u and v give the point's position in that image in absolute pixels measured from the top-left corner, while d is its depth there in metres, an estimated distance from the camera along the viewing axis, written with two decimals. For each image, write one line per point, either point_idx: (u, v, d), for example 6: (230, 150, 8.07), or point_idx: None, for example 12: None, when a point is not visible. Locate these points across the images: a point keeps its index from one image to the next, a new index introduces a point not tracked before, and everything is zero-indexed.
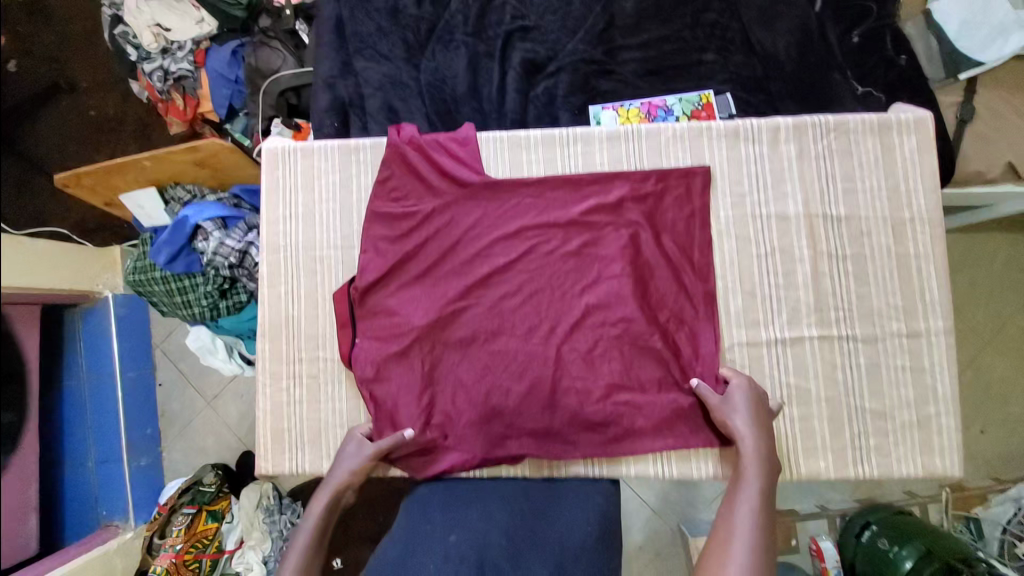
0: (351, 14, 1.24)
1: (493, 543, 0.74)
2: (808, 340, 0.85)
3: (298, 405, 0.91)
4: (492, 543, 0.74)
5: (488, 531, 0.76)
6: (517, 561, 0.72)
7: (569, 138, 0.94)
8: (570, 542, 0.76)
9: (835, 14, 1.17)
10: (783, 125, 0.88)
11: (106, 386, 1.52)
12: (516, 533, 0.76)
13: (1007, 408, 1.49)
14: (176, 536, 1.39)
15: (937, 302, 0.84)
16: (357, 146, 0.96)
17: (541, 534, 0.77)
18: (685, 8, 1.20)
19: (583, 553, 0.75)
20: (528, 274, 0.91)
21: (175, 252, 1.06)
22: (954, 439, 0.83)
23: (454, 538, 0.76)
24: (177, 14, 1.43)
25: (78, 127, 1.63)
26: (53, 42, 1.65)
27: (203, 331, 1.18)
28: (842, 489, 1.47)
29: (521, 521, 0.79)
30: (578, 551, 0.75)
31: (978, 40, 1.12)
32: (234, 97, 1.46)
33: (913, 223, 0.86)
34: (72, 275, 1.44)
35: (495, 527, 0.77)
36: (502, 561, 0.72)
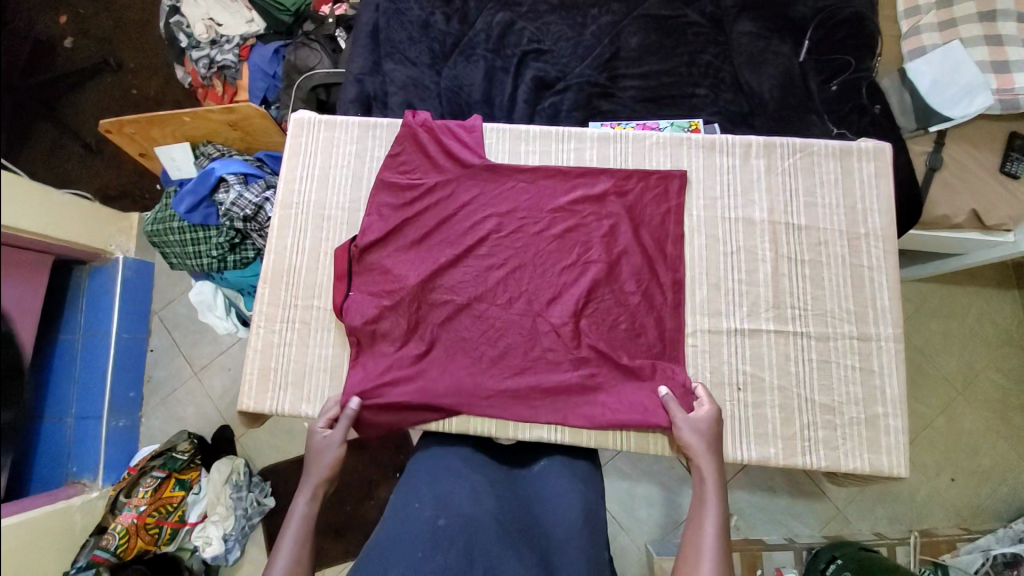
0: (386, 22, 1.37)
1: (483, 526, 0.72)
2: (766, 332, 0.98)
3: (288, 345, 1.00)
4: (483, 524, 0.72)
5: (478, 513, 0.74)
6: (508, 542, 0.71)
7: (564, 136, 1.06)
8: (559, 535, 0.76)
9: (817, 65, 1.29)
10: (754, 144, 1.04)
11: (100, 342, 1.50)
12: (507, 519, 0.75)
13: (976, 459, 1.48)
14: (142, 497, 1.35)
15: (886, 312, 0.98)
16: (375, 123, 1.09)
17: (531, 529, 0.76)
18: (682, 49, 1.32)
19: (570, 542, 0.74)
20: (515, 251, 1.00)
21: (197, 202, 1.26)
22: (899, 441, 0.94)
23: (443, 521, 0.72)
24: (230, 13, 1.58)
25: (119, 102, 1.72)
26: (108, 26, 1.76)
27: (207, 287, 1.36)
28: (811, 522, 1.43)
29: (510, 511, 0.77)
30: (567, 541, 0.75)
31: (946, 98, 1.21)
32: (269, 91, 1.57)
33: (867, 238, 1.01)
34: (87, 225, 1.45)
35: (484, 511, 0.75)
36: (493, 541, 0.70)
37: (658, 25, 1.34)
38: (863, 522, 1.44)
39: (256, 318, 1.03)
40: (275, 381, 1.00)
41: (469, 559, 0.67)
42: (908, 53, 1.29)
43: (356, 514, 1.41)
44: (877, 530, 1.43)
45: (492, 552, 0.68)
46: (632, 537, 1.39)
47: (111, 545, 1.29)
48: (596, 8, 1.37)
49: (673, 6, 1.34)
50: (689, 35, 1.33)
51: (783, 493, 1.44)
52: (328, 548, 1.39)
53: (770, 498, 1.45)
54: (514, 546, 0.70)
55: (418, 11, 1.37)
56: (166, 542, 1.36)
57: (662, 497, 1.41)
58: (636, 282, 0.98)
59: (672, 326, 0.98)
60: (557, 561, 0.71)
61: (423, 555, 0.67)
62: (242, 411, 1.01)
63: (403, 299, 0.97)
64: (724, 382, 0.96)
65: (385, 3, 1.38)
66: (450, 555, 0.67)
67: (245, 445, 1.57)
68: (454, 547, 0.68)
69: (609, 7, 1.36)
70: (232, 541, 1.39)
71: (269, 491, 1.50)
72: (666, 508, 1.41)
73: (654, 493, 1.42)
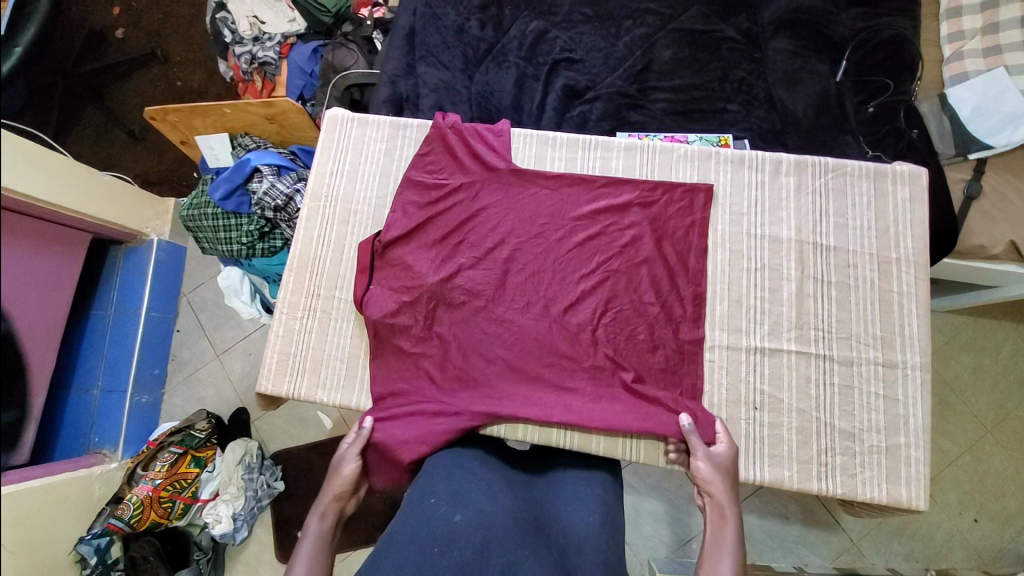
0: (423, 26, 1.39)
1: (499, 525, 0.72)
2: (787, 352, 0.96)
3: (307, 333, 1.02)
4: (499, 522, 0.72)
5: (494, 511, 0.74)
6: (525, 539, 0.71)
7: (591, 144, 1.07)
8: (576, 534, 0.76)
9: (854, 86, 1.27)
10: (785, 161, 1.03)
11: (129, 321, 1.55)
12: (523, 517, 0.75)
13: (1003, 502, 1.41)
14: (158, 471, 1.38)
15: (914, 339, 0.96)
16: (406, 123, 1.12)
17: (547, 527, 0.76)
18: (716, 63, 1.32)
19: (587, 543, 0.75)
20: (535, 255, 1.01)
21: (232, 190, 1.30)
22: (921, 474, 0.92)
23: (459, 517, 0.73)
24: (273, 10, 1.63)
25: (164, 92, 1.79)
26: (160, 19, 1.84)
27: (234, 272, 1.37)
28: (824, 554, 1.38)
29: (527, 509, 0.78)
30: (582, 543, 0.75)
31: (988, 125, 1.17)
32: (306, 88, 1.61)
33: (899, 263, 0.99)
34: (125, 208, 1.51)
35: (500, 509, 0.75)
36: (510, 539, 0.70)
37: (693, 39, 1.34)
38: (877, 556, 1.38)
39: (279, 304, 1.06)
40: (293, 366, 1.02)
41: (485, 557, 0.67)
42: (949, 79, 1.26)
43: (362, 507, 1.42)
44: (892, 566, 1.38)
45: (510, 549, 0.68)
46: (635, 552, 1.37)
47: (125, 515, 1.31)
48: (631, 20, 1.37)
49: (709, 21, 1.34)
50: (723, 50, 1.32)
51: (795, 521, 1.40)
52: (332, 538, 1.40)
53: (782, 525, 1.40)
54: (530, 545, 0.70)
55: (454, 17, 1.40)
56: (178, 516, 1.39)
57: (669, 513, 1.39)
58: (655, 293, 0.98)
59: (689, 338, 0.97)
60: (573, 561, 0.71)
61: (439, 551, 0.67)
62: (259, 394, 1.03)
63: (421, 297, 0.98)
64: (741, 401, 0.95)
65: (422, 8, 1.41)
66: (466, 551, 0.67)
67: (259, 431, 1.61)
68: (470, 545, 0.68)
69: (644, 19, 1.36)
70: (240, 522, 1.42)
71: (279, 476, 1.53)
72: (673, 526, 1.38)
73: (662, 511, 1.40)
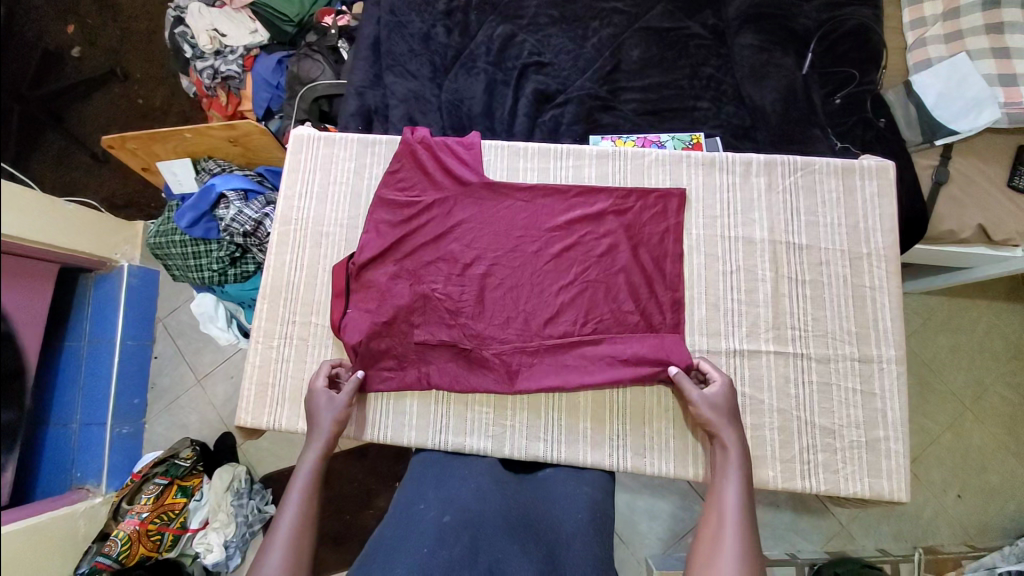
0: (387, 35, 1.36)
1: (488, 523, 0.74)
2: (765, 353, 0.97)
3: (285, 362, 1.01)
4: (488, 521, 0.75)
5: (483, 512, 0.77)
6: (514, 537, 0.73)
7: (562, 153, 1.07)
8: (564, 531, 0.78)
9: (821, 79, 1.28)
10: (755, 161, 1.04)
11: (104, 350, 1.52)
12: (512, 515, 0.78)
13: (983, 476, 1.45)
14: (144, 504, 1.35)
15: (889, 333, 0.98)
16: (374, 140, 1.10)
17: (535, 523, 0.78)
18: (684, 61, 1.31)
19: (575, 539, 0.76)
20: (511, 270, 1.01)
21: (198, 217, 1.27)
22: (901, 465, 0.94)
23: (449, 518, 0.75)
24: (234, 22, 1.57)
25: (126, 112, 1.74)
26: (116, 36, 1.78)
27: (208, 299, 1.36)
28: (816, 539, 1.41)
29: (515, 508, 0.81)
30: (570, 539, 0.76)
31: (953, 111, 1.18)
32: (273, 101, 1.57)
33: (870, 258, 1.01)
34: (91, 235, 1.46)
35: (488, 510, 0.78)
36: (498, 537, 0.72)
37: (660, 37, 1.33)
38: (866, 537, 1.42)
39: (254, 334, 1.04)
40: (272, 397, 1.01)
41: (474, 555, 0.68)
42: (913, 67, 1.27)
43: (355, 526, 1.41)
44: (881, 547, 1.41)
45: (499, 548, 0.70)
46: (631, 551, 1.38)
47: (113, 552, 1.28)
48: (598, 20, 1.35)
49: (675, 18, 1.33)
50: (691, 48, 1.32)
51: (787, 509, 1.43)
52: (326, 559, 1.38)
53: (773, 513, 1.43)
54: (519, 541, 0.72)
55: (419, 24, 1.37)
56: (168, 547, 1.37)
57: (662, 510, 1.40)
58: (634, 302, 0.98)
59: (672, 344, 0.97)
60: (562, 558, 0.72)
61: (430, 551, 0.68)
62: (239, 426, 1.02)
63: (400, 319, 0.98)
64: None
65: (386, 16, 1.38)
66: (456, 547, 0.69)
67: (246, 453, 1.57)
68: (460, 541, 0.70)
69: (611, 19, 1.35)
70: (233, 549, 1.39)
71: (270, 499, 1.51)
72: (667, 521, 1.40)
73: (655, 507, 1.41)
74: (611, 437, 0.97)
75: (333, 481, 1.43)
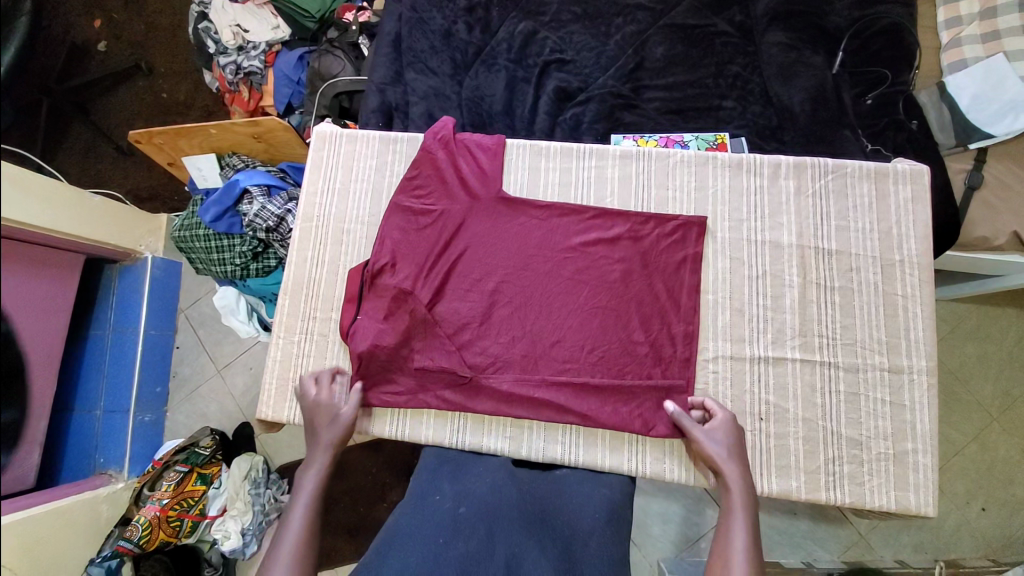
0: (409, 32, 1.36)
1: (504, 515, 0.76)
2: (790, 361, 0.96)
3: (306, 357, 1.02)
4: (503, 512, 0.76)
5: (499, 504, 0.78)
6: (529, 531, 0.74)
7: (584, 152, 1.06)
8: (581, 528, 0.79)
9: (851, 78, 1.24)
10: (784, 163, 1.02)
11: (128, 340, 1.53)
12: (527, 509, 0.79)
13: (1010, 489, 1.41)
14: (164, 491, 1.38)
15: (920, 342, 0.95)
16: (396, 138, 1.10)
17: (550, 517, 0.79)
18: (710, 59, 1.28)
19: (592, 538, 0.77)
20: (522, 289, 1.01)
21: (222, 212, 1.28)
22: (928, 479, 0.92)
23: (464, 510, 0.77)
24: (257, 19, 1.58)
25: (150, 106, 1.76)
26: (141, 30, 1.80)
27: (230, 293, 1.41)
28: (832, 548, 1.39)
29: (530, 503, 0.81)
30: (586, 537, 0.77)
31: (990, 113, 1.14)
32: (294, 97, 1.59)
33: (903, 265, 0.98)
34: (117, 227, 1.48)
35: (505, 501, 0.79)
36: (513, 529, 0.73)
37: (684, 35, 1.30)
38: (885, 548, 1.39)
39: (275, 328, 1.05)
40: (292, 392, 1.03)
41: (490, 547, 0.70)
42: (948, 67, 1.23)
43: (369, 519, 1.42)
44: (900, 558, 1.38)
45: (515, 541, 0.71)
46: (644, 553, 1.37)
47: (134, 536, 1.31)
48: (621, 17, 1.33)
49: (701, 15, 1.31)
50: (716, 46, 1.29)
51: (803, 516, 1.40)
52: (341, 550, 1.40)
53: (789, 520, 1.41)
54: (535, 537, 0.73)
55: (441, 21, 1.36)
56: (186, 534, 1.38)
57: (675, 513, 1.39)
58: (645, 331, 0.97)
59: (685, 356, 0.97)
60: (578, 554, 0.74)
61: (445, 542, 0.71)
62: (260, 420, 1.04)
63: (409, 333, 0.97)
64: (746, 412, 0.95)
65: (408, 12, 1.37)
66: (471, 542, 0.71)
67: (264, 444, 1.59)
68: (475, 535, 0.72)
69: (635, 16, 1.33)
70: (249, 537, 1.41)
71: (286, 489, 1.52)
72: (681, 525, 1.38)
73: (668, 509, 1.39)
74: (629, 447, 0.96)
75: (348, 474, 1.45)
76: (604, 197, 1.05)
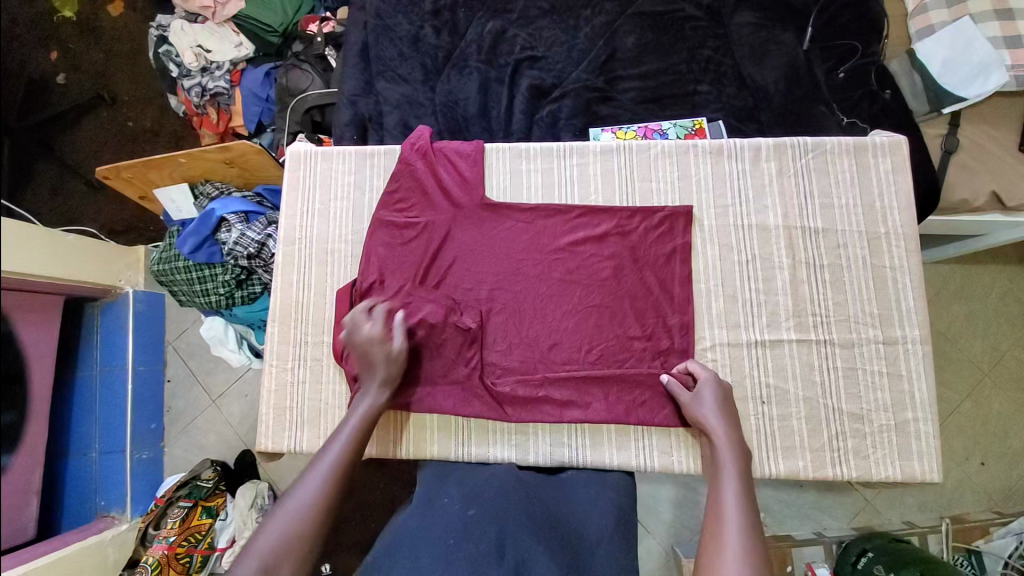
0: (376, 40, 1.33)
1: (513, 518, 0.76)
2: (787, 343, 0.96)
3: (301, 384, 1.01)
4: (513, 516, 0.76)
5: (507, 505, 0.78)
6: (539, 535, 0.74)
7: (565, 151, 1.05)
8: (589, 534, 0.79)
9: (822, 53, 1.24)
10: (764, 146, 1.02)
11: (118, 378, 1.49)
12: (537, 513, 0.78)
13: (1006, 441, 1.44)
14: (170, 527, 1.34)
15: (912, 312, 0.96)
16: (372, 151, 1.08)
17: (556, 519, 0.80)
18: (681, 44, 1.27)
19: (600, 543, 0.78)
20: (514, 295, 1.00)
21: (200, 243, 1.26)
22: (931, 445, 0.93)
23: (473, 512, 0.77)
24: (217, 37, 1.53)
25: (116, 136, 1.70)
26: (100, 59, 1.74)
27: (218, 322, 1.37)
28: (841, 517, 1.41)
29: (539, 506, 0.81)
30: (596, 544, 0.78)
31: (961, 76, 1.15)
32: (264, 114, 1.56)
33: (888, 237, 0.99)
34: (95, 264, 1.43)
35: (512, 504, 0.79)
36: (522, 534, 0.73)
37: (654, 22, 1.29)
38: (892, 512, 1.41)
39: (268, 357, 1.04)
40: (291, 420, 1.01)
41: (500, 553, 0.70)
42: (916, 33, 1.23)
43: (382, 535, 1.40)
44: (907, 519, 1.40)
45: (524, 546, 0.71)
46: (659, 540, 1.37)
47: None
48: (590, 8, 1.32)
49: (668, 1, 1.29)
50: (686, 30, 1.28)
51: (810, 488, 1.42)
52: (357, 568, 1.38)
53: (797, 493, 1.42)
54: (544, 540, 0.73)
55: (407, 26, 1.34)
56: (198, 568, 1.35)
57: (688, 499, 1.39)
58: (640, 326, 0.97)
59: (683, 347, 0.97)
60: (586, 560, 0.75)
61: (455, 543, 0.71)
62: (261, 450, 1.02)
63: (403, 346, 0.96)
64: (748, 397, 0.95)
65: (372, 20, 1.35)
66: (481, 543, 0.71)
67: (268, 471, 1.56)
68: (486, 538, 0.72)
69: (602, 7, 1.31)
70: None
71: None
72: (690, 510, 1.39)
73: (680, 495, 1.40)
74: (635, 437, 0.96)
75: (355, 493, 1.42)
76: (588, 194, 1.04)
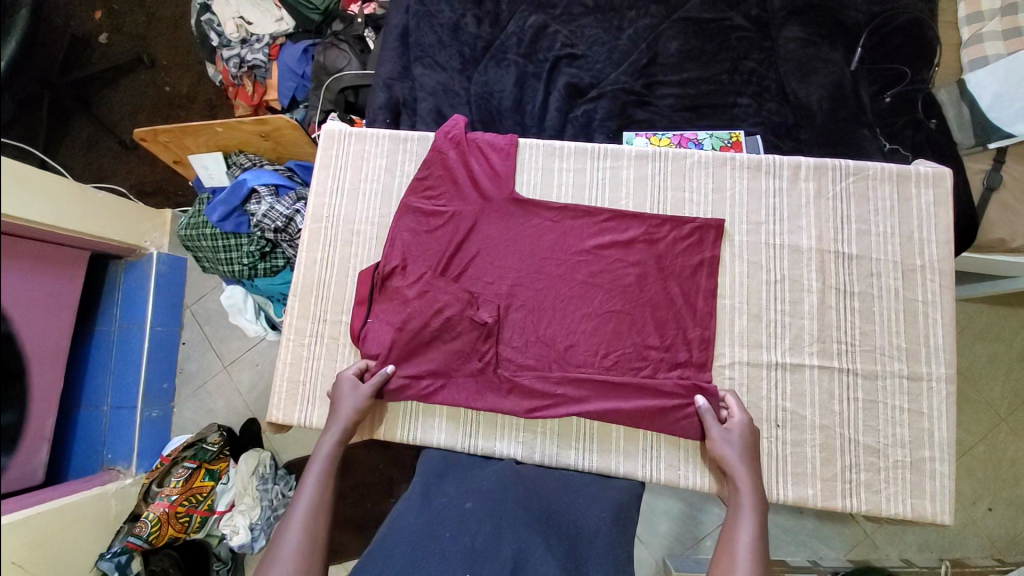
0: (417, 25, 1.33)
1: (510, 512, 0.75)
2: (808, 368, 0.95)
3: (316, 361, 1.02)
4: (509, 509, 0.76)
5: (504, 499, 0.78)
6: (536, 529, 0.73)
7: (599, 153, 1.04)
8: (588, 526, 0.79)
9: (869, 75, 1.21)
10: (804, 165, 1.00)
11: (135, 336, 1.52)
12: (534, 507, 0.78)
13: (1018, 489, 1.41)
14: (173, 487, 1.36)
15: (940, 350, 0.94)
16: (406, 137, 1.08)
17: (557, 513, 0.80)
18: (725, 54, 1.25)
19: (599, 534, 0.78)
20: (534, 292, 1.00)
21: (229, 212, 1.28)
22: (945, 486, 0.91)
23: (471, 505, 0.77)
24: (259, 10, 1.55)
25: (152, 99, 1.73)
26: (143, 22, 1.76)
27: (236, 290, 1.39)
28: (838, 547, 1.39)
29: (538, 500, 0.81)
30: (593, 537, 0.77)
31: (1006, 116, 1.11)
32: (298, 90, 1.56)
33: (923, 270, 0.96)
34: (122, 223, 1.46)
35: (510, 497, 0.79)
36: (518, 526, 0.72)
37: (699, 29, 1.27)
38: (891, 548, 1.39)
39: (286, 330, 1.05)
40: (303, 395, 1.02)
41: (497, 544, 0.69)
42: (968, 63, 1.20)
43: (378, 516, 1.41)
44: (905, 556, 1.38)
45: (520, 538, 0.70)
46: (652, 551, 1.36)
47: (143, 533, 1.31)
48: (634, 10, 1.30)
49: (716, 9, 1.27)
50: (732, 40, 1.26)
51: (809, 515, 1.40)
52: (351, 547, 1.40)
53: (796, 519, 1.40)
54: (542, 535, 0.72)
55: (449, 14, 1.33)
56: (195, 529, 1.38)
57: (685, 513, 1.38)
58: (659, 336, 0.97)
59: (700, 361, 0.96)
60: (583, 554, 0.74)
61: (452, 536, 0.71)
62: (271, 422, 1.04)
63: (420, 332, 0.96)
64: (762, 418, 0.94)
65: (415, 5, 1.34)
66: (477, 538, 0.70)
67: (271, 442, 1.57)
68: (482, 529, 0.71)
69: (648, 9, 1.30)
70: (258, 531, 1.36)
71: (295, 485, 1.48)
72: (686, 524, 1.38)
73: (677, 508, 1.39)
74: (644, 447, 0.95)
75: (355, 472, 1.43)
76: (619, 198, 1.03)
